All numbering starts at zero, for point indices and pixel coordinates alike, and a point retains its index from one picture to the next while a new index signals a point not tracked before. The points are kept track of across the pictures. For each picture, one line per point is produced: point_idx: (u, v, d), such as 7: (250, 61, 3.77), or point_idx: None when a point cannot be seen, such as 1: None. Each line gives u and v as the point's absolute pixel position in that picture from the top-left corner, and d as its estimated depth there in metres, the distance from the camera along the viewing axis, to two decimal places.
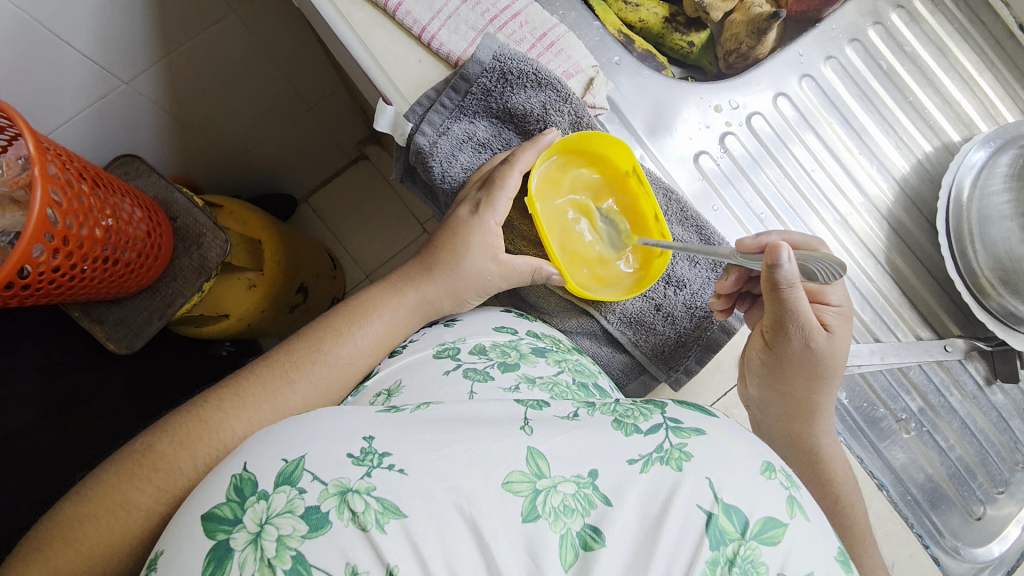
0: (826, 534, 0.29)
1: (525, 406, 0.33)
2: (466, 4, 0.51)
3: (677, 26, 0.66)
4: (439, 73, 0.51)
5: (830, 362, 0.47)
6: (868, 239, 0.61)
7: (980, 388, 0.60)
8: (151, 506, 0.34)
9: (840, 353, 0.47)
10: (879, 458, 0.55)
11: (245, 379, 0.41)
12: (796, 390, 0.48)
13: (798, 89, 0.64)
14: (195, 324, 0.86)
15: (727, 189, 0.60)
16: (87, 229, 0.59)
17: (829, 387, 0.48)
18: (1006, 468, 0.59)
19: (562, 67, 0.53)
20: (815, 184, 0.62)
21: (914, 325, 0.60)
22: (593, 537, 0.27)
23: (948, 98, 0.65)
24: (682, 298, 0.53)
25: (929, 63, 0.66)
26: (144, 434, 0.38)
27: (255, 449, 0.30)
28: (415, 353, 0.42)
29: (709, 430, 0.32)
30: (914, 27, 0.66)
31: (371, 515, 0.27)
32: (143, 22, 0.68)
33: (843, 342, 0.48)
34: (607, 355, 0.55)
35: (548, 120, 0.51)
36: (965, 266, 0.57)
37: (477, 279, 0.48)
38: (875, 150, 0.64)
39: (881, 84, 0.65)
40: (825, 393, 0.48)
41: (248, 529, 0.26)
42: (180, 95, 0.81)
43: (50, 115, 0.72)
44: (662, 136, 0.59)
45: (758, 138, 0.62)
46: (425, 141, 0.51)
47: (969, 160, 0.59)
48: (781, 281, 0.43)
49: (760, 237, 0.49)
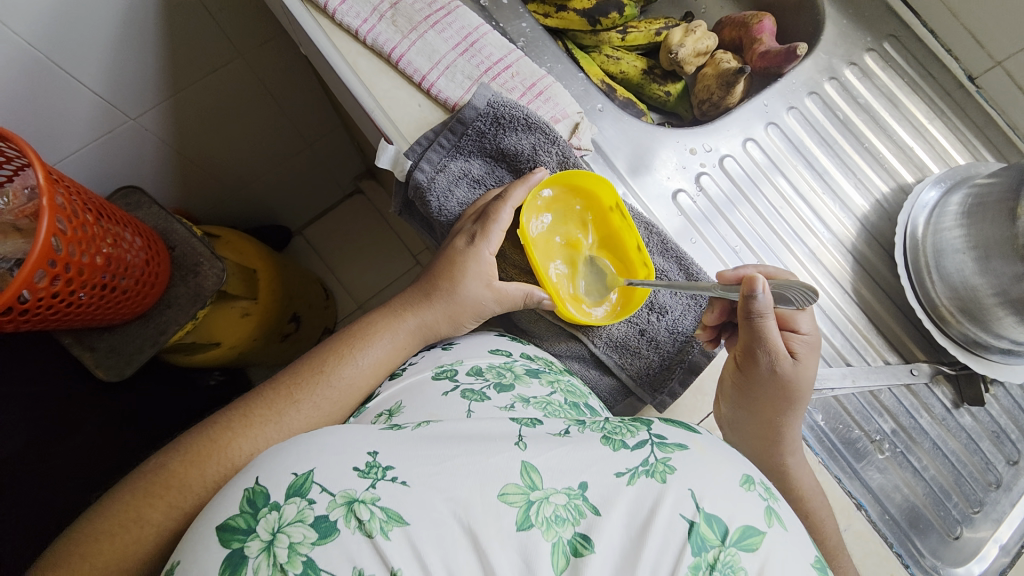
0: (804, 543, 0.31)
1: (519, 423, 0.35)
2: (463, 56, 0.57)
3: (654, 77, 0.75)
4: (437, 116, 0.56)
5: (797, 387, 0.51)
6: (836, 271, 0.66)
7: (948, 410, 0.63)
8: (161, 523, 0.35)
9: (805, 379, 0.51)
10: (856, 479, 0.57)
11: (252, 400, 0.42)
12: (768, 411, 0.51)
13: (764, 135, 0.70)
14: (185, 352, 0.85)
15: (704, 224, 0.64)
16: (88, 257, 0.61)
17: (796, 411, 0.51)
18: (981, 489, 0.61)
19: (550, 112, 0.58)
20: (784, 220, 0.67)
21: (881, 350, 0.64)
22: (583, 544, 0.29)
23: (901, 144, 0.72)
24: (664, 323, 0.56)
25: (881, 111, 0.73)
26: (157, 454, 0.39)
27: (266, 463, 0.31)
28: (414, 375, 0.44)
29: (691, 445, 0.34)
30: (865, 80, 0.74)
31: (376, 523, 0.28)
32: (155, 65, 0.73)
33: (810, 369, 0.51)
34: (595, 378, 0.57)
35: (538, 159, 0.56)
36: (924, 295, 0.62)
37: (473, 303, 0.50)
38: (836, 189, 0.69)
39: (838, 131, 0.72)
40: (795, 417, 0.51)
41: (261, 538, 0.27)
42: (185, 130, 0.85)
43: (58, 147, 0.75)
44: (643, 174, 0.64)
45: (730, 177, 0.67)
46: (424, 177, 0.55)
47: (921, 199, 0.65)
48: (756, 310, 0.47)
49: (739, 270, 0.54)
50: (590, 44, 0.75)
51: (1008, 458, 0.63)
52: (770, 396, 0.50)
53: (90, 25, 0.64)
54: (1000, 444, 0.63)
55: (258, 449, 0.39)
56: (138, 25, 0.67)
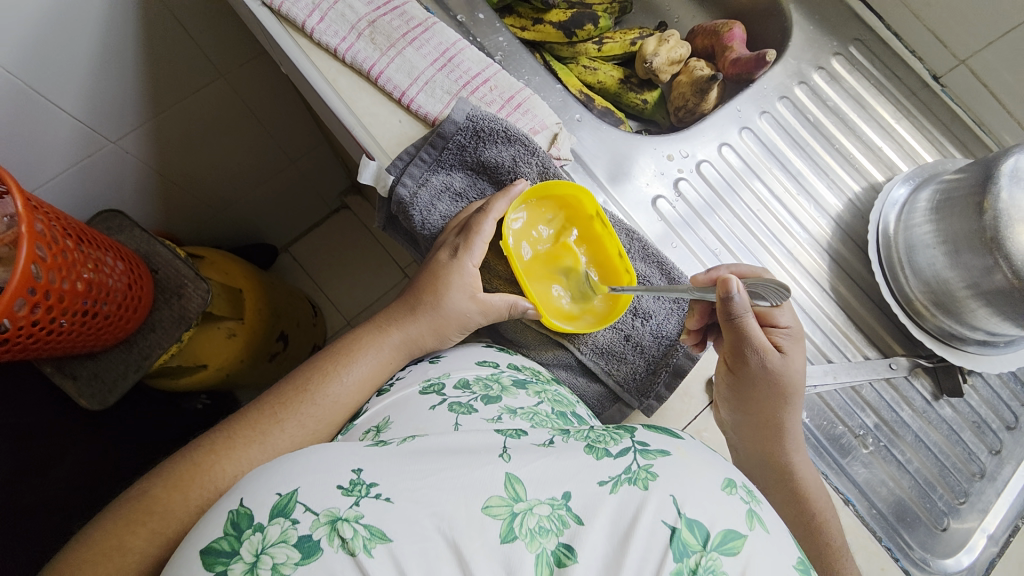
0: (785, 544, 0.31)
1: (504, 435, 0.35)
2: (442, 72, 0.57)
3: (631, 86, 0.77)
4: (418, 131, 0.57)
5: (789, 380, 0.52)
6: (813, 270, 0.68)
7: (929, 403, 0.64)
8: (145, 549, 0.35)
9: (795, 372, 0.52)
10: (843, 475, 0.58)
11: (236, 422, 0.42)
12: (766, 410, 0.52)
13: (740, 140, 0.72)
14: (168, 377, 0.84)
15: (685, 229, 0.65)
16: (68, 283, 0.60)
17: (793, 406, 0.52)
18: (965, 480, 0.63)
19: (529, 124, 0.59)
20: (763, 222, 0.69)
21: (861, 346, 0.65)
22: (566, 554, 0.29)
23: (871, 144, 0.74)
24: (649, 328, 0.57)
25: (851, 114, 0.75)
26: (139, 480, 0.38)
27: (251, 484, 0.31)
28: (402, 390, 0.44)
29: (673, 450, 0.35)
30: (834, 84, 0.76)
31: (359, 541, 0.28)
32: (135, 87, 0.72)
33: (797, 360, 0.53)
34: (583, 385, 0.58)
35: (519, 171, 0.57)
36: (899, 290, 0.64)
37: (458, 315, 0.51)
38: (811, 190, 0.71)
39: (811, 134, 0.74)
40: (792, 412, 0.52)
41: (244, 560, 0.27)
42: (167, 152, 0.85)
43: (37, 172, 0.74)
44: (623, 182, 0.65)
45: (708, 182, 0.69)
46: (406, 191, 0.55)
47: (892, 196, 0.67)
48: (735, 310, 0.49)
49: (712, 271, 0.56)
50: (567, 56, 0.77)
51: (991, 448, 0.64)
52: (767, 395, 0.51)
53: (66, 50, 0.63)
54: (982, 435, 0.65)
55: (242, 471, 0.39)
56: (115, 48, 0.67)
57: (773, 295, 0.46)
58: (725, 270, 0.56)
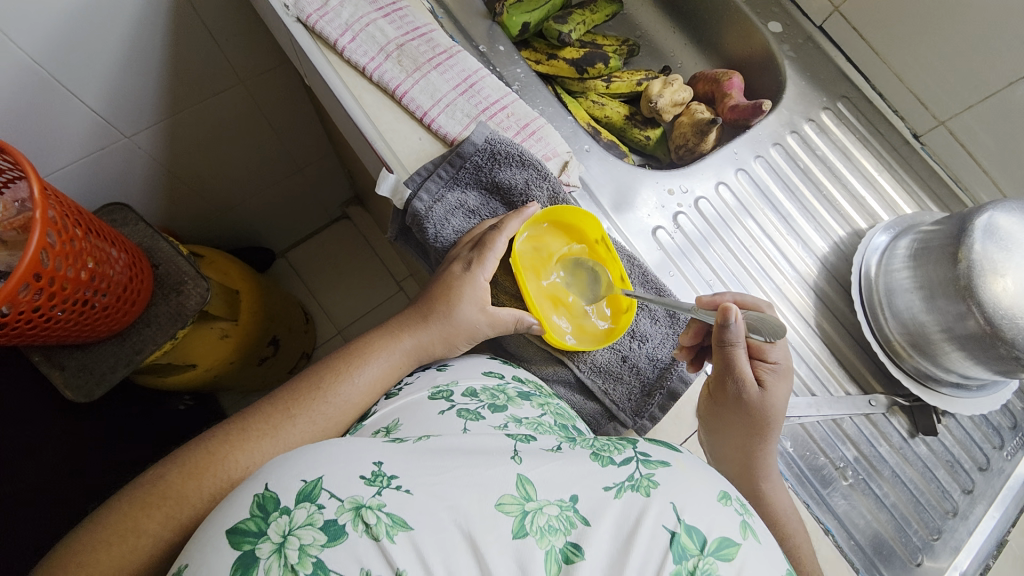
0: (775, 556, 0.33)
1: (514, 439, 0.37)
2: (463, 96, 0.61)
3: (635, 123, 0.82)
4: (436, 149, 0.60)
5: (766, 415, 0.54)
6: (801, 307, 0.72)
7: (905, 439, 0.67)
8: (158, 533, 0.36)
9: (774, 406, 0.54)
10: (823, 505, 0.61)
11: (250, 415, 0.43)
12: (734, 438, 0.54)
13: (735, 180, 0.76)
14: (158, 373, 0.84)
15: (682, 260, 0.69)
16: (73, 271, 0.60)
17: (770, 436, 0.54)
18: (939, 516, 0.65)
19: (542, 150, 0.62)
20: (754, 258, 0.73)
21: (843, 381, 0.69)
22: (573, 552, 0.31)
23: (855, 193, 0.79)
24: (645, 351, 0.59)
25: (837, 163, 0.81)
26: (155, 465, 0.40)
27: (275, 470, 0.33)
28: (410, 395, 0.46)
29: (674, 462, 0.37)
30: (823, 136, 0.81)
31: (382, 528, 0.30)
32: (156, 86, 0.74)
33: (778, 398, 0.55)
34: (580, 402, 0.59)
35: (531, 194, 0.60)
36: (880, 331, 0.67)
37: (468, 326, 0.52)
38: (800, 231, 0.76)
39: (801, 180, 0.79)
40: (763, 446, 0.54)
41: (272, 539, 0.29)
42: (178, 150, 0.86)
43: (48, 161, 0.75)
44: (626, 211, 0.69)
45: (705, 218, 0.73)
46: (422, 206, 0.58)
47: (874, 242, 0.72)
48: (728, 338, 0.52)
49: (717, 295, 0.59)
50: (578, 90, 0.82)
51: (963, 487, 0.67)
52: (744, 421, 0.54)
53: (96, 47, 0.65)
54: (955, 473, 0.67)
55: (254, 463, 0.40)
56: (144, 50, 0.69)
57: (768, 331, 0.49)
58: (730, 298, 0.59)
